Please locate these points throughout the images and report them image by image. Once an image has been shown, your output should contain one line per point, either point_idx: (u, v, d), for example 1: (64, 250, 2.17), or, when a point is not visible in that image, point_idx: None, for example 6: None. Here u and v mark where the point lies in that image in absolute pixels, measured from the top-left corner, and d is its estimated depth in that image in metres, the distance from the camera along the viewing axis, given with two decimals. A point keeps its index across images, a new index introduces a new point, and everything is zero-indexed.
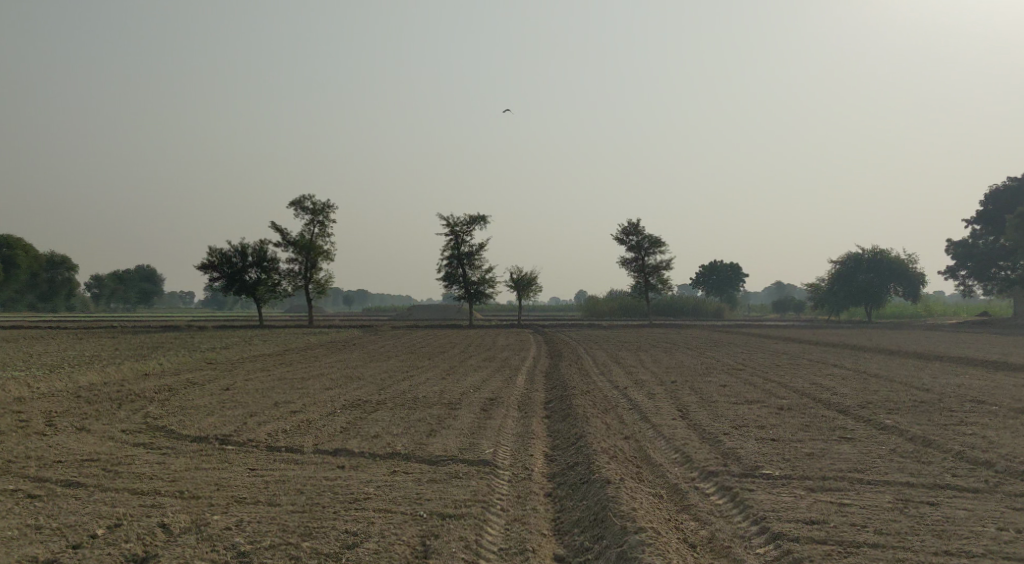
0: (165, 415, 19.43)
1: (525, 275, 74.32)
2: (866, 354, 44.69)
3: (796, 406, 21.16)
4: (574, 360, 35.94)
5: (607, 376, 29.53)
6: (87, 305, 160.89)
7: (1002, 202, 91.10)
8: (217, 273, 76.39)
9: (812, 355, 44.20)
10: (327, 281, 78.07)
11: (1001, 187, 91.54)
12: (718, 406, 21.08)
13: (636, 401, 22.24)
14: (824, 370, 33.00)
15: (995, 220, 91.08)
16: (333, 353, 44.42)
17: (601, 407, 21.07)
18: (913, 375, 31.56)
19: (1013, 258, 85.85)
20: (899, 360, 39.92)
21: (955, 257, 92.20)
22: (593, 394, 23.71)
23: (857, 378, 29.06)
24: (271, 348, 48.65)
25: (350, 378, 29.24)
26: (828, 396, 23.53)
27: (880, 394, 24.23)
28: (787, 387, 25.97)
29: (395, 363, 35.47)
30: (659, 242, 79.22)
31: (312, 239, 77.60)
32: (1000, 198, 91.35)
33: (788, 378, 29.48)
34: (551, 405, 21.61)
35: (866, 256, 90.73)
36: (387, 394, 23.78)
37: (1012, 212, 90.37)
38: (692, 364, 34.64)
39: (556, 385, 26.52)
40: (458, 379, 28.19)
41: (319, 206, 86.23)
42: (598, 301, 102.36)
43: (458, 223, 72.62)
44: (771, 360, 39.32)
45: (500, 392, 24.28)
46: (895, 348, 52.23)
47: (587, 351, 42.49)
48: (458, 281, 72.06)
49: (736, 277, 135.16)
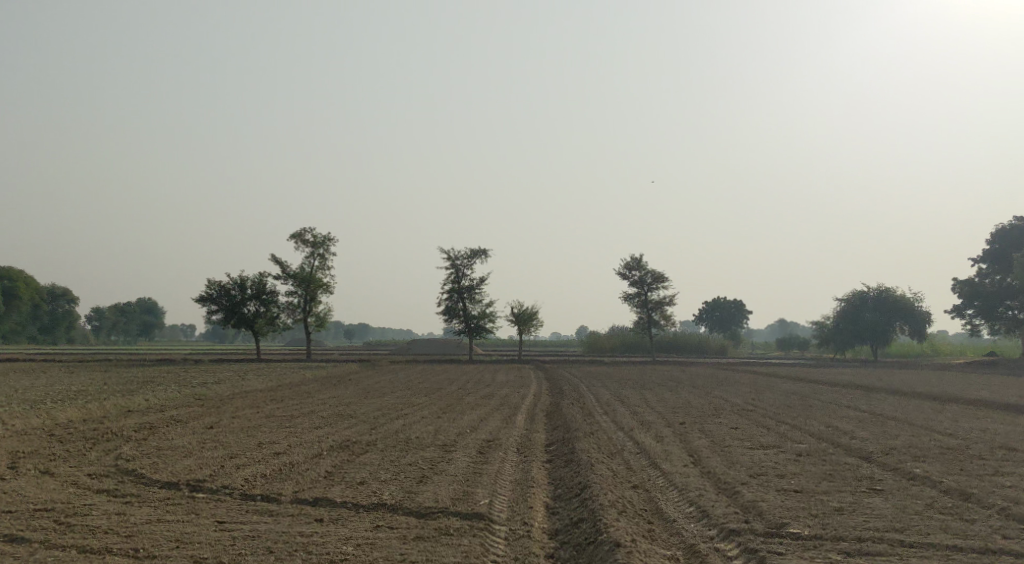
0: (138, 456, 18.11)
1: (526, 310, 73.07)
2: (876, 394, 43.38)
3: (816, 452, 19.84)
4: (576, 398, 34.59)
5: (611, 416, 28.18)
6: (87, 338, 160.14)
7: (1009, 241, 89.97)
8: (215, 305, 75.18)
9: (822, 394, 42.86)
10: (327, 314, 76.81)
11: (1008, 226, 90.45)
12: (731, 451, 19.75)
13: (643, 444, 20.91)
14: (838, 412, 31.66)
15: (1002, 259, 89.86)
16: (329, 389, 43.11)
17: (606, 450, 19.73)
18: (933, 417, 30.24)
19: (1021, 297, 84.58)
20: (912, 401, 38.59)
21: (961, 296, 90.93)
22: (598, 435, 22.37)
23: (874, 422, 27.73)
24: (264, 384, 47.32)
25: (342, 416, 27.86)
26: (848, 441, 22.22)
27: (901, 439, 22.95)
28: (803, 431, 24.62)
29: (391, 401, 34.14)
30: (663, 277, 78.05)
31: (312, 272, 76.50)
32: (1007, 236, 90.25)
33: (802, 420, 28.13)
34: (552, 448, 20.30)
35: (872, 294, 89.43)
36: (379, 434, 22.43)
37: (1018, 251, 89.23)
38: (700, 405, 33.31)
39: (558, 426, 25.18)
40: (456, 418, 26.85)
41: (320, 239, 85.22)
42: (600, 336, 100.97)
43: (458, 256, 71.51)
44: (780, 400, 37.98)
45: (499, 433, 22.92)
46: (906, 388, 50.89)
47: (591, 388, 41.14)
48: (458, 315, 70.76)
49: (740, 314, 133.89)
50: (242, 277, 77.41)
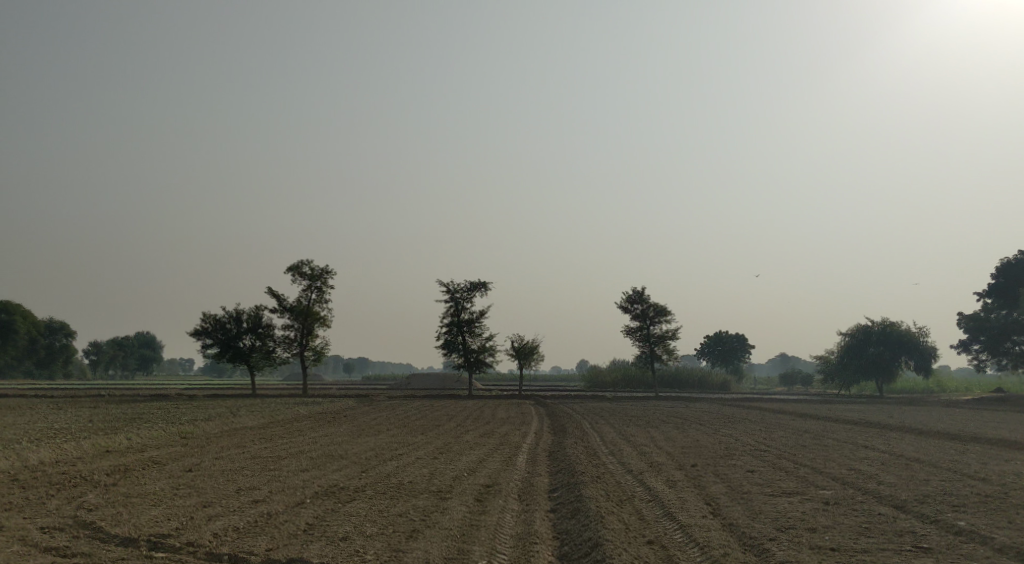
0: (102, 504, 16.56)
1: (527, 344, 71.49)
2: (891, 433, 41.67)
3: (844, 500, 18.29)
4: (580, 436, 32.99)
5: (618, 457, 26.53)
6: (83, 372, 158.18)
7: (1014, 276, 88.33)
8: (210, 339, 73.61)
9: (834, 433, 41.17)
10: (324, 348, 75.15)
11: (1013, 261, 88.80)
12: (751, 498, 18.16)
13: (654, 489, 19.29)
14: (855, 453, 30.07)
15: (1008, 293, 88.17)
16: (323, 426, 41.47)
17: (615, 497, 18.09)
18: (957, 459, 28.67)
19: None
20: (930, 441, 36.88)
21: (966, 331, 89.37)
22: (606, 479, 20.76)
23: (896, 464, 26.09)
24: (255, 420, 45.57)
25: (332, 457, 26.25)
26: (875, 487, 20.59)
27: (931, 484, 21.33)
28: (823, 475, 23.08)
29: (385, 439, 32.51)
30: (666, 310, 76.50)
31: (309, 305, 75.03)
32: (1012, 271, 88.60)
33: (821, 462, 26.48)
34: (556, 495, 18.68)
35: (875, 329, 87.65)
36: (368, 478, 20.77)
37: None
38: (711, 445, 31.73)
39: (561, 468, 23.57)
40: (451, 460, 25.15)
41: (317, 271, 83.87)
42: (601, 371, 99.11)
43: (458, 289, 70.09)
44: (793, 439, 36.31)
45: (498, 476, 21.27)
46: (920, 426, 49.21)
47: (594, 426, 39.51)
48: (458, 349, 69.14)
49: (742, 348, 132.20)
50: (238, 310, 75.93)
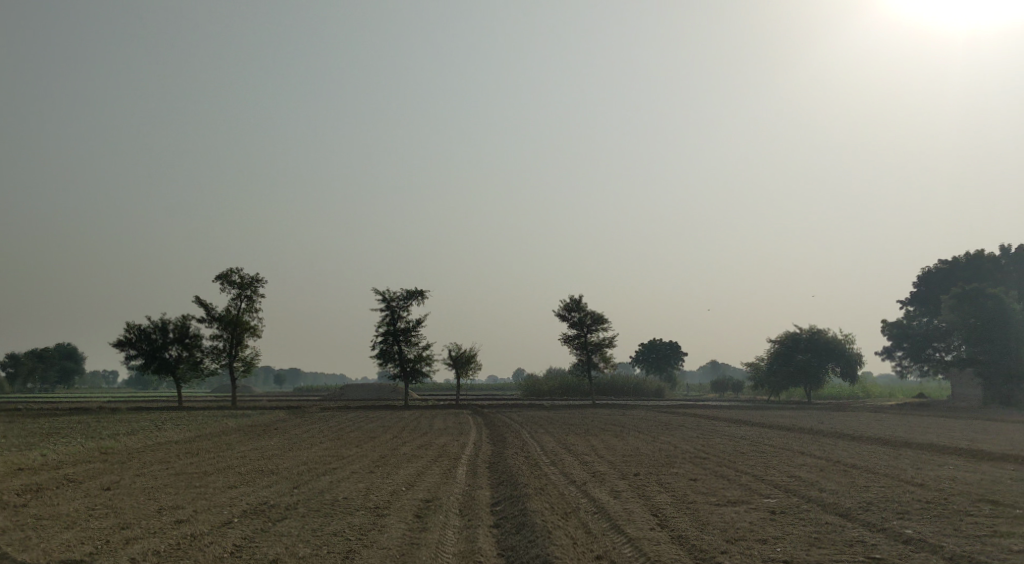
0: (12, 528, 15.40)
1: (463, 352, 70.70)
2: (826, 439, 41.98)
3: (791, 509, 17.99)
4: (519, 446, 32.41)
5: (559, 467, 26.00)
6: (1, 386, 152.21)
7: (935, 284, 90.37)
8: (134, 350, 71.24)
9: (770, 439, 41.27)
10: (254, 359, 73.30)
11: (934, 270, 90.88)
12: (698, 508, 17.79)
13: (599, 501, 18.80)
14: (795, 459, 30.02)
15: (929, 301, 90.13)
16: (254, 439, 40.21)
17: (559, 510, 17.56)
18: (895, 464, 28.80)
19: (947, 339, 84.86)
20: (864, 446, 37.13)
21: (890, 338, 91.17)
22: (548, 491, 20.23)
23: (836, 471, 26.04)
24: (181, 434, 43.95)
25: (263, 472, 25.24)
26: (819, 494, 20.39)
27: (873, 491, 21.22)
28: (767, 482, 22.82)
29: (318, 452, 31.50)
30: (602, 318, 76.44)
31: (238, 314, 73.18)
32: (933, 279, 90.65)
33: (762, 469, 26.32)
34: (498, 508, 18.09)
35: (803, 336, 88.81)
36: (300, 495, 19.84)
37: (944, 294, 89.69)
38: (652, 453, 31.38)
39: (502, 479, 22.91)
40: (388, 473, 24.30)
41: (247, 280, 81.92)
42: (537, 379, 98.77)
43: (395, 298, 69.04)
44: (732, 446, 36.23)
45: (437, 490, 20.51)
46: (852, 432, 49.78)
47: (533, 435, 38.94)
48: (393, 358, 68.06)
49: (676, 356, 133.24)
50: (164, 319, 73.67)
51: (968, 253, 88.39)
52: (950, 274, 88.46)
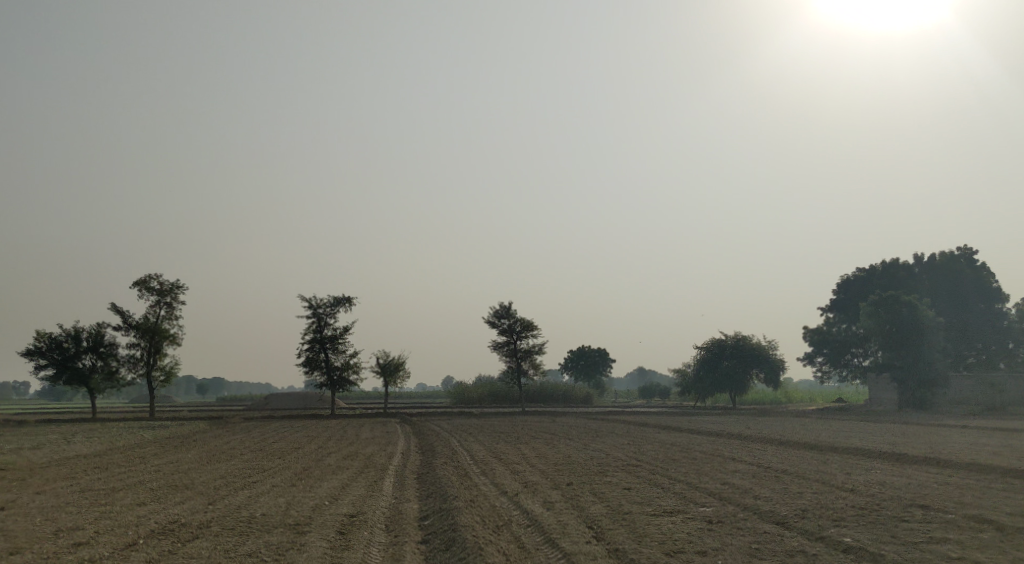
0: None
1: (391, 360, 69.43)
2: (755, 444, 41.98)
3: (729, 517, 17.52)
4: (448, 456, 31.50)
5: (489, 477, 25.24)
6: None
7: (854, 291, 91.87)
8: (45, 359, 68.27)
9: (701, 445, 41.08)
10: (173, 368, 70.97)
11: (852, 277, 92.36)
12: (634, 518, 17.18)
13: (531, 513, 18.11)
14: (727, 466, 29.72)
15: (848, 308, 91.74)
16: (171, 452, 38.57)
17: (490, 523, 16.81)
18: (825, 468, 28.66)
19: (866, 345, 86.49)
20: (792, 451, 37.13)
21: (812, 344, 92.57)
22: (479, 503, 19.44)
23: (768, 476, 25.70)
24: (93, 448, 41.98)
25: (176, 488, 23.92)
26: (753, 502, 19.93)
27: (807, 497, 20.88)
28: (702, 491, 22.36)
29: (237, 465, 30.16)
30: (532, 325, 75.92)
31: (156, 322, 70.71)
32: (852, 286, 92.13)
33: (696, 477, 25.88)
34: (426, 523, 17.25)
35: (728, 342, 89.64)
36: (215, 512, 18.71)
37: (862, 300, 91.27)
38: (583, 461, 30.76)
39: (430, 491, 22.02)
40: (310, 487, 23.22)
41: (167, 286, 79.43)
42: (466, 387, 97.88)
43: (321, 305, 67.47)
44: (663, 453, 35.81)
45: (362, 504, 19.55)
46: (778, 436, 50.02)
47: (462, 444, 38.05)
48: (319, 367, 66.47)
49: (604, 363, 133.86)
50: (77, 327, 70.83)
51: (885, 261, 90.20)
52: (867, 281, 90.20)
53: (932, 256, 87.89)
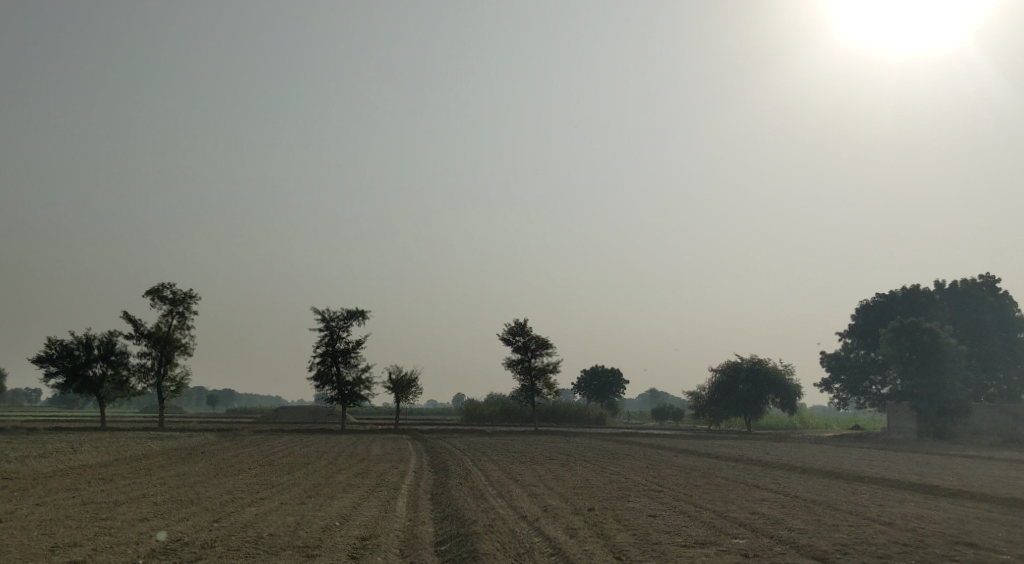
0: None
1: (404, 375, 68.47)
2: (776, 471, 40.72)
3: (764, 551, 16.47)
4: (462, 475, 30.51)
5: (506, 499, 24.22)
6: None
7: (872, 317, 90.13)
8: (56, 367, 67.64)
9: (721, 471, 39.84)
10: (184, 378, 70.18)
11: (872, 303, 90.67)
12: (665, 550, 16.13)
13: (555, 541, 17.10)
14: (751, 493, 28.57)
15: (866, 334, 90.14)
16: (177, 464, 37.69)
17: (511, 551, 15.80)
18: (855, 499, 27.46)
19: (885, 372, 85.03)
20: (816, 480, 35.88)
21: (829, 369, 91.06)
22: (498, 528, 18.42)
23: (797, 507, 24.54)
24: (99, 459, 41.11)
25: (182, 503, 22.97)
26: (787, 534, 18.81)
27: (843, 529, 19.73)
28: (731, 520, 21.27)
29: (245, 480, 29.25)
30: (546, 343, 74.88)
31: (168, 332, 70.01)
32: (871, 313, 90.40)
33: (723, 505, 24.76)
34: (443, 549, 16.25)
35: (744, 365, 88.20)
36: (221, 531, 17.77)
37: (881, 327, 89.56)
38: (602, 485, 29.63)
39: (446, 513, 21.00)
40: (321, 505, 22.26)
41: (180, 295, 78.85)
42: (477, 404, 96.77)
43: (334, 318, 66.64)
44: (683, 478, 34.65)
45: (375, 526, 18.58)
46: (798, 463, 48.72)
47: (475, 463, 36.94)
48: (331, 381, 65.57)
49: (617, 383, 132.52)
50: (89, 336, 70.23)
51: (904, 286, 88.78)
52: (887, 307, 88.65)
53: (953, 284, 86.42)
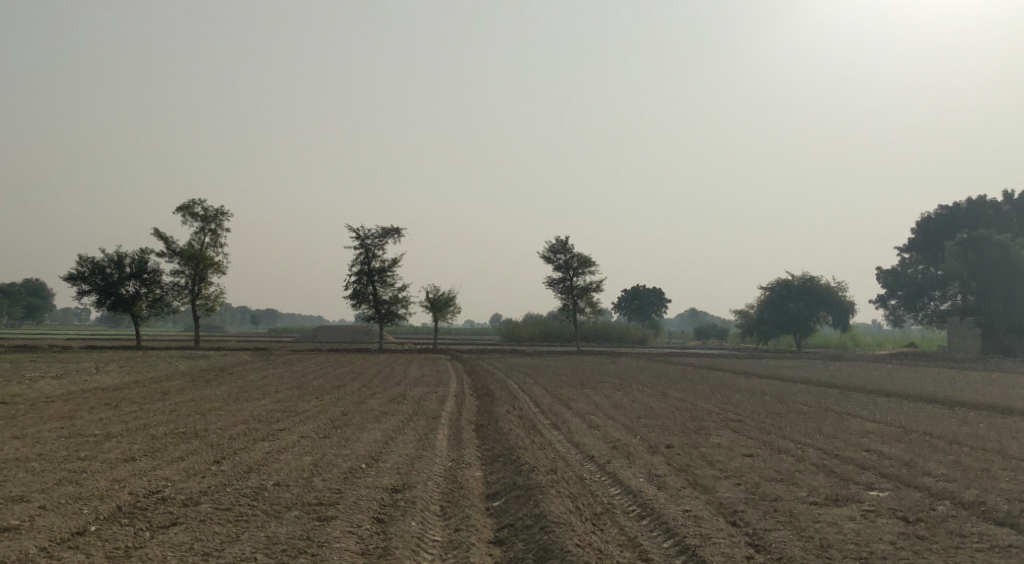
0: None
1: (442, 295, 64.82)
2: (853, 396, 36.45)
3: (930, 512, 12.29)
4: (508, 401, 26.66)
5: (566, 433, 20.32)
6: None
7: (933, 231, 84.08)
8: (88, 285, 64.81)
9: (794, 396, 35.78)
10: (218, 297, 67.14)
11: (933, 216, 84.54)
12: (794, 509, 12.07)
13: (643, 495, 13.09)
14: (847, 424, 24.46)
15: (927, 250, 84.25)
16: (198, 387, 34.38)
17: (588, 513, 11.91)
18: (971, 431, 23.26)
19: (947, 290, 79.47)
20: (907, 405, 31.64)
21: (885, 287, 85.47)
22: (565, 476, 14.47)
23: (917, 442, 20.34)
24: (117, 381, 37.99)
25: (183, 438, 19.34)
26: (936, 484, 14.65)
27: (1002, 477, 15.49)
28: (845, 461, 17.16)
29: (266, 408, 25.66)
30: (590, 261, 70.68)
31: (201, 249, 66.86)
32: (932, 227, 84.35)
33: (826, 440, 20.62)
34: (497, 507, 12.38)
35: (796, 283, 83.14)
36: (217, 479, 13.96)
37: (942, 242, 83.48)
38: (670, 414, 25.67)
39: (493, 455, 17.09)
40: (348, 441, 18.54)
41: (211, 212, 75.67)
42: (517, 324, 93.31)
43: (369, 236, 62.99)
44: (757, 405, 30.61)
45: (409, 470, 14.75)
46: (869, 385, 44.38)
47: (523, 387, 33.18)
48: (367, 300, 62.16)
49: (659, 302, 128.39)
50: (121, 254, 67.17)
51: (970, 198, 82.66)
52: (950, 219, 82.69)
53: None
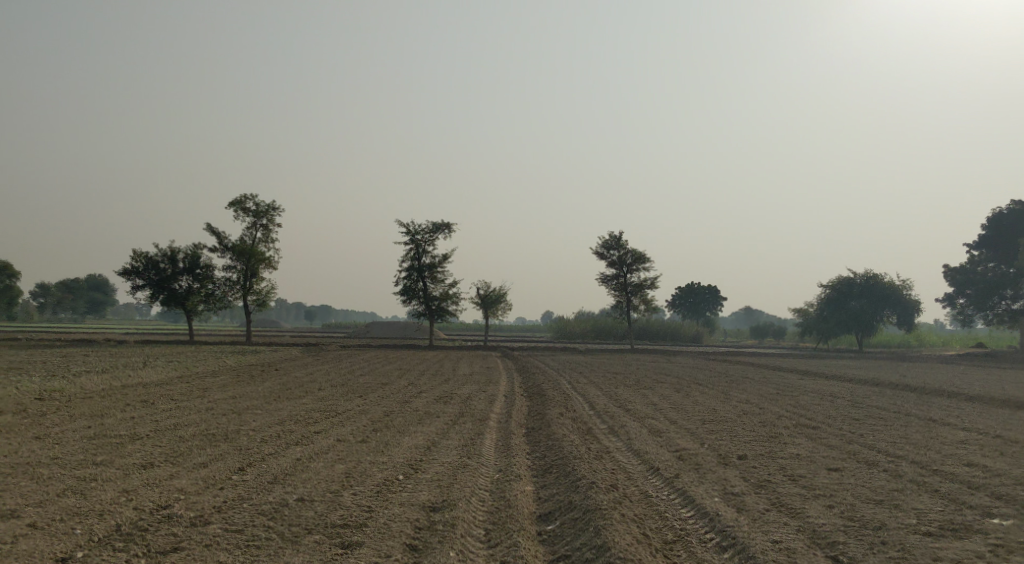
0: None
1: (493, 291, 63.19)
2: (932, 400, 33.89)
3: None
4: (561, 402, 24.88)
5: (626, 440, 18.48)
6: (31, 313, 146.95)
7: (1005, 227, 80.06)
8: (141, 280, 64.43)
9: (868, 399, 33.43)
10: (269, 293, 66.31)
11: (1004, 211, 80.52)
12: (906, 542, 10.15)
13: (721, 519, 11.23)
14: (935, 432, 22.24)
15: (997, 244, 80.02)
16: (241, 384, 33.19)
17: (658, 543, 10.10)
18: None
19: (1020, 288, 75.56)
20: (993, 411, 29.19)
21: (953, 284, 81.74)
22: (628, 493, 12.68)
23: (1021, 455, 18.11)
24: (161, 377, 36.99)
25: (212, 440, 17.89)
26: None
27: None
28: (948, 478, 15.08)
29: (305, 407, 24.20)
30: (644, 257, 68.50)
31: (252, 244, 66.05)
32: (1003, 222, 80.33)
33: (917, 451, 18.51)
34: (552, 532, 10.67)
35: (858, 280, 79.83)
36: (237, 491, 12.40)
37: (1014, 238, 79.40)
38: (738, 419, 23.67)
39: (545, 466, 15.31)
40: (387, 446, 16.92)
41: (262, 206, 74.93)
42: (569, 321, 91.37)
43: (419, 231, 61.61)
44: (830, 409, 28.36)
45: (450, 483, 13.09)
46: (947, 388, 41.63)
47: (577, 386, 31.32)
48: (417, 296, 60.78)
49: (715, 300, 125.36)
50: (173, 248, 66.70)
51: None
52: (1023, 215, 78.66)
53: None
